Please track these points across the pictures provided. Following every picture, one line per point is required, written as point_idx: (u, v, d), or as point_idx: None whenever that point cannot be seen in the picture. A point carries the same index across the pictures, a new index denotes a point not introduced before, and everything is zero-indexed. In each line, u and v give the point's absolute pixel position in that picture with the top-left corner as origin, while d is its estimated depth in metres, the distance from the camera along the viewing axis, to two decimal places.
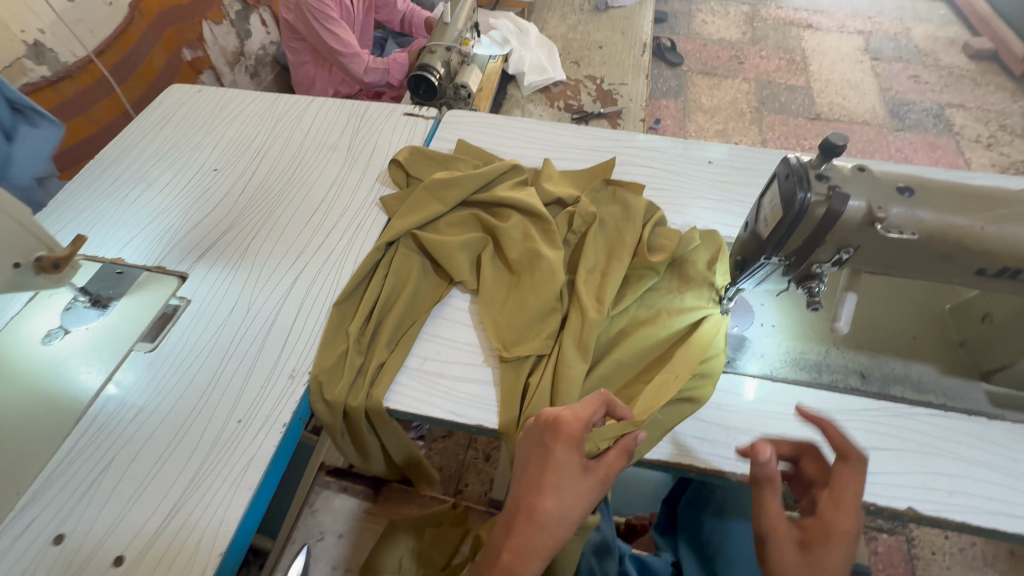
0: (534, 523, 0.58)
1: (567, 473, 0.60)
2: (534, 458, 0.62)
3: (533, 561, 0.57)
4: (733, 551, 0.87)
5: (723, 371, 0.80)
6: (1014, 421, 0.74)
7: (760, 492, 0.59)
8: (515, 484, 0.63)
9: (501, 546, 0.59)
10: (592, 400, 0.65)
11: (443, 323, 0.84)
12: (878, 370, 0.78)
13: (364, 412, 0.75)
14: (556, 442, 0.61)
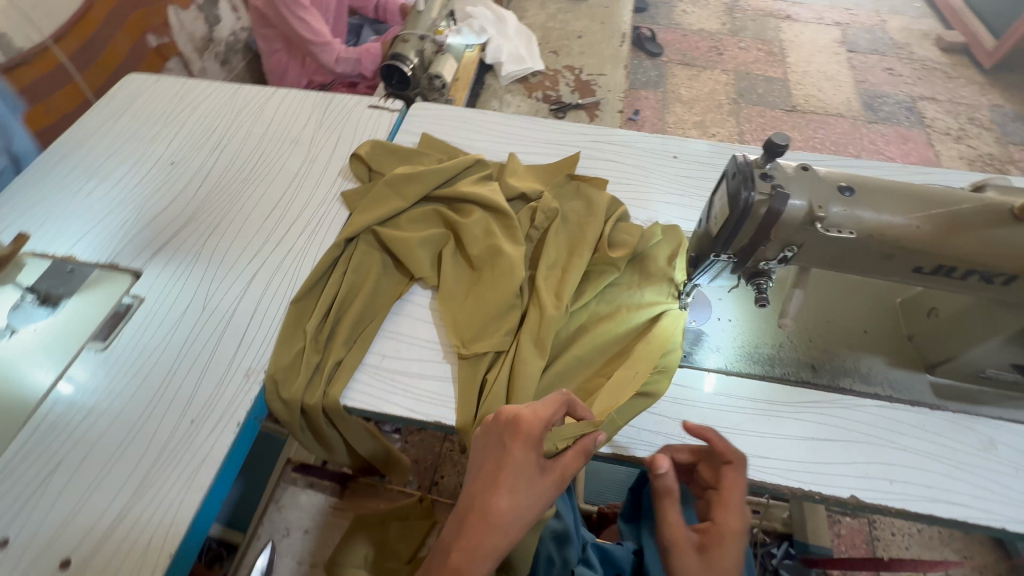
0: (487, 523, 0.58)
1: (523, 473, 0.60)
2: (491, 456, 0.61)
3: (482, 561, 0.57)
4: None
5: (681, 365, 0.81)
6: (956, 411, 0.77)
7: (662, 503, 0.65)
8: (469, 482, 0.62)
9: (451, 545, 0.58)
10: (554, 399, 0.65)
11: (404, 320, 0.84)
12: (829, 363, 0.80)
13: (322, 411, 0.75)
14: (515, 442, 0.60)
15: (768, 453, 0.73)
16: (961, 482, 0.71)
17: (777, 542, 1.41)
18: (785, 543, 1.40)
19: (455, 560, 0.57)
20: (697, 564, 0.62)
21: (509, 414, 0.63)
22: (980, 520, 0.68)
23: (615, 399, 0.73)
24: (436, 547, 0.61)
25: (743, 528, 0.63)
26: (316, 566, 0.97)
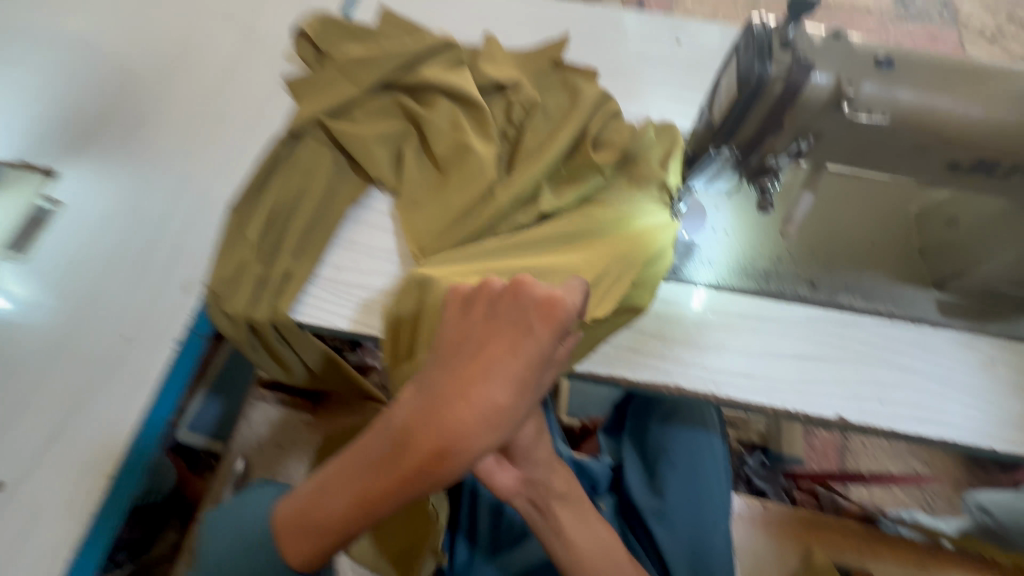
0: (485, 417, 0.45)
1: (538, 364, 0.48)
2: (498, 335, 0.49)
3: (462, 458, 0.46)
4: (678, 454, 0.85)
5: (670, 282, 0.74)
6: (960, 329, 0.71)
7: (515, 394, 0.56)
8: (459, 361, 0.48)
9: (426, 434, 0.46)
10: (580, 290, 0.54)
11: (361, 230, 0.75)
12: (830, 279, 0.73)
13: (272, 328, 0.69)
14: (542, 327, 0.48)
15: (753, 371, 0.69)
16: (952, 402, 0.67)
17: (751, 451, 1.44)
18: (759, 452, 1.43)
19: (433, 453, 0.45)
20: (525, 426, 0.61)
21: (536, 294, 0.50)
22: (966, 441, 0.65)
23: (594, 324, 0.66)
24: (390, 428, 0.48)
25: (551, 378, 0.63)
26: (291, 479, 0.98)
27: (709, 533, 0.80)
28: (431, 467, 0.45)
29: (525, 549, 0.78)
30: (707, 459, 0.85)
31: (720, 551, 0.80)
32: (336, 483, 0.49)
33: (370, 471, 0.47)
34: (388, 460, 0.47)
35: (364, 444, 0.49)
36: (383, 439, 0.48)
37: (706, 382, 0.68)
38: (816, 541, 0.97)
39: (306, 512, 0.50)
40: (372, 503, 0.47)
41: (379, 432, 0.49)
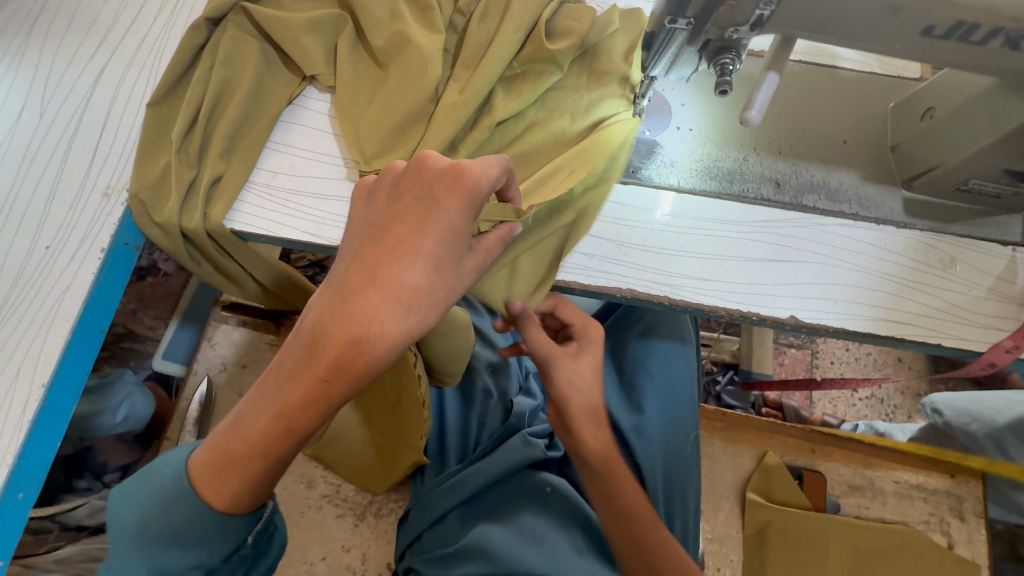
0: (398, 298, 0.41)
1: (456, 241, 0.43)
2: (406, 214, 0.43)
3: (376, 358, 0.41)
4: (655, 366, 0.84)
5: (632, 184, 0.70)
6: (923, 229, 0.69)
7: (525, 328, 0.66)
8: (364, 250, 0.43)
9: (333, 336, 0.41)
10: (501, 161, 0.45)
11: (298, 129, 0.69)
12: (796, 179, 0.71)
13: (207, 236, 0.64)
14: (449, 200, 0.43)
15: (710, 274, 0.67)
16: (908, 300, 0.66)
17: (723, 369, 1.49)
18: (730, 371, 1.48)
19: (342, 350, 0.40)
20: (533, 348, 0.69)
21: (440, 166, 0.44)
22: (918, 336, 0.65)
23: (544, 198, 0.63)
24: (299, 336, 0.43)
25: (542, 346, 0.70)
26: None
27: (683, 442, 0.83)
28: (342, 365, 0.40)
29: (498, 454, 0.76)
30: (683, 373, 0.84)
31: (692, 459, 0.83)
32: (251, 406, 0.44)
33: (282, 388, 0.42)
34: (296, 368, 0.42)
35: (275, 361, 0.44)
36: (293, 352, 0.43)
37: (662, 285, 0.66)
38: (770, 444, 1.01)
39: (228, 444, 0.44)
40: (290, 419, 0.42)
41: (290, 345, 0.44)
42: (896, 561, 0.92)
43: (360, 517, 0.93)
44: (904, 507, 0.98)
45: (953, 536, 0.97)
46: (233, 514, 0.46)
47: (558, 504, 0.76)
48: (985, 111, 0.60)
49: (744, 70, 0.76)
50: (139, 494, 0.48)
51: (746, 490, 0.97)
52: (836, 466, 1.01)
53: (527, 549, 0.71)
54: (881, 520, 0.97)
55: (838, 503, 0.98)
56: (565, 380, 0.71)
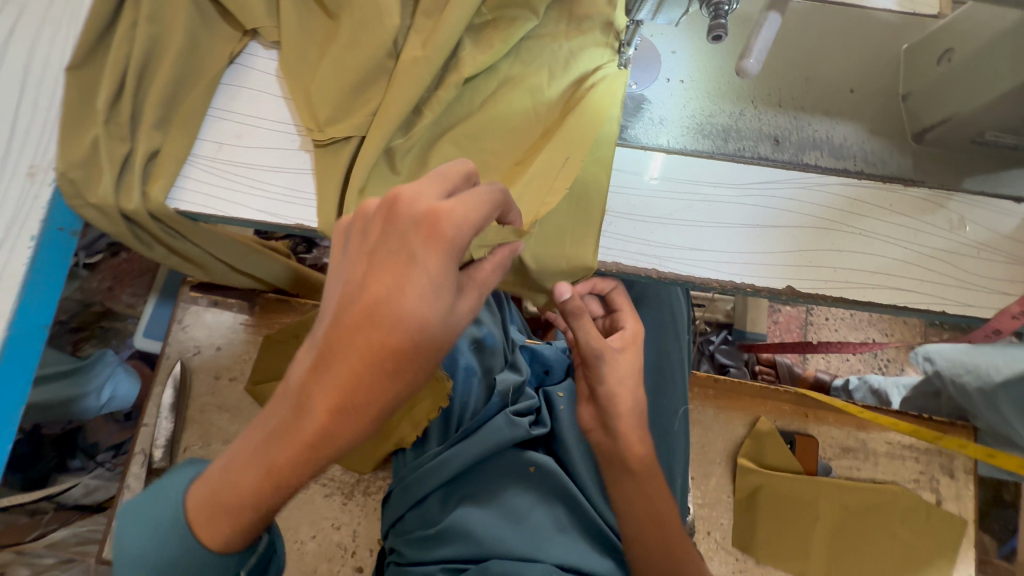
0: (380, 365, 0.38)
1: (438, 296, 0.38)
2: (383, 268, 0.38)
3: (364, 422, 0.39)
4: None
5: (621, 146, 0.64)
6: (933, 186, 0.64)
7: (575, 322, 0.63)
8: (341, 306, 0.39)
9: (317, 401, 0.39)
10: (491, 197, 0.40)
11: (245, 94, 0.62)
12: (796, 135, 0.66)
13: (151, 218, 0.58)
14: (427, 252, 0.38)
15: (702, 244, 0.62)
16: (913, 267, 0.61)
17: (716, 329, 1.46)
18: (724, 331, 1.46)
19: (328, 417, 0.38)
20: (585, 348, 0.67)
21: (418, 210, 0.38)
22: (921, 304, 0.60)
23: (534, 190, 0.56)
24: (286, 393, 0.41)
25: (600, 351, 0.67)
26: (236, 378, 0.95)
27: (669, 416, 0.81)
28: (329, 431, 0.39)
29: (481, 434, 0.75)
30: (672, 347, 0.82)
31: (679, 430, 0.81)
32: (241, 461, 0.43)
33: (270, 445, 0.41)
34: (285, 429, 0.40)
35: (266, 413, 0.43)
36: (280, 409, 0.41)
37: (649, 257, 0.61)
38: (763, 409, 1.00)
39: (218, 492, 0.43)
40: (280, 475, 0.41)
41: (279, 399, 0.42)
42: (882, 519, 0.93)
43: (348, 495, 0.92)
44: (895, 467, 0.98)
45: (941, 493, 0.97)
46: (231, 555, 0.46)
47: (541, 482, 0.76)
48: (1012, 53, 0.53)
49: (741, 11, 0.69)
50: (130, 529, 0.45)
51: (738, 455, 0.97)
52: (828, 429, 1.00)
53: (506, 528, 0.71)
54: (871, 480, 0.97)
55: (830, 465, 0.98)
56: (614, 376, 0.70)
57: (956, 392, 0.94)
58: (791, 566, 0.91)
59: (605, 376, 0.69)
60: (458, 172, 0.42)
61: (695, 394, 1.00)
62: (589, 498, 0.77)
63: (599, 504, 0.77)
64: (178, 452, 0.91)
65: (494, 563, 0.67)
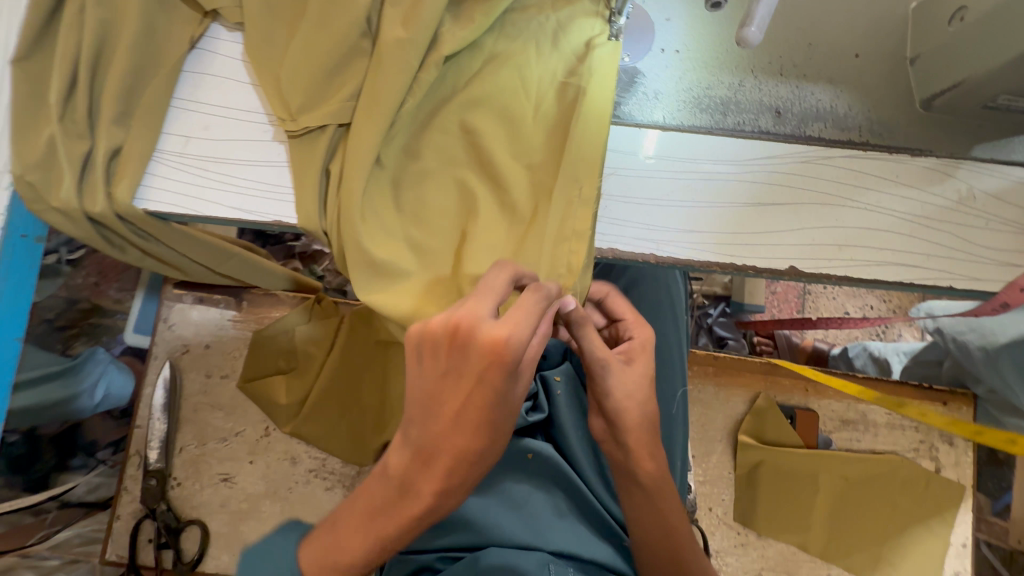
0: (468, 461, 0.48)
1: (505, 402, 0.47)
2: (458, 385, 0.47)
3: (456, 495, 0.50)
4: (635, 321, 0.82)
5: (615, 124, 0.60)
6: (942, 155, 0.61)
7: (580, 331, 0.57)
8: (431, 415, 0.48)
9: (419, 489, 0.49)
10: (535, 310, 0.46)
11: (210, 82, 0.58)
12: (799, 106, 0.62)
13: (119, 219, 0.55)
14: (493, 372, 0.45)
15: (700, 226, 0.59)
16: (919, 242, 0.59)
17: (714, 302, 1.44)
18: (722, 303, 1.44)
19: (430, 501, 0.49)
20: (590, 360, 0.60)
21: (482, 337, 0.45)
22: (928, 280, 0.59)
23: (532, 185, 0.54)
24: (388, 481, 0.51)
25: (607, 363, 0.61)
26: (228, 376, 0.94)
27: (668, 399, 0.81)
28: (431, 510, 0.50)
29: None
30: (670, 330, 0.81)
31: (679, 413, 0.81)
32: (348, 534, 0.52)
33: (380, 522, 0.51)
34: (392, 508, 0.51)
35: (368, 493, 0.53)
36: (384, 493, 0.51)
37: (646, 241, 0.59)
38: (764, 385, 0.99)
39: (328, 560, 0.52)
40: (391, 543, 0.52)
41: (379, 485, 0.52)
42: (880, 488, 0.94)
43: (349, 488, 0.91)
44: (895, 437, 0.98)
45: (940, 461, 0.97)
46: None
47: (541, 468, 0.75)
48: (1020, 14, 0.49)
49: None
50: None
51: (739, 432, 0.96)
52: (828, 402, 0.99)
53: (505, 516, 0.71)
54: (871, 451, 0.98)
55: (830, 438, 0.98)
56: (621, 390, 0.62)
57: (959, 354, 0.93)
58: (791, 537, 0.93)
59: (611, 390, 0.62)
60: (502, 279, 0.48)
61: (694, 372, 0.99)
62: (588, 484, 0.76)
63: (597, 487, 0.77)
64: (174, 453, 0.91)
65: (486, 554, 0.66)
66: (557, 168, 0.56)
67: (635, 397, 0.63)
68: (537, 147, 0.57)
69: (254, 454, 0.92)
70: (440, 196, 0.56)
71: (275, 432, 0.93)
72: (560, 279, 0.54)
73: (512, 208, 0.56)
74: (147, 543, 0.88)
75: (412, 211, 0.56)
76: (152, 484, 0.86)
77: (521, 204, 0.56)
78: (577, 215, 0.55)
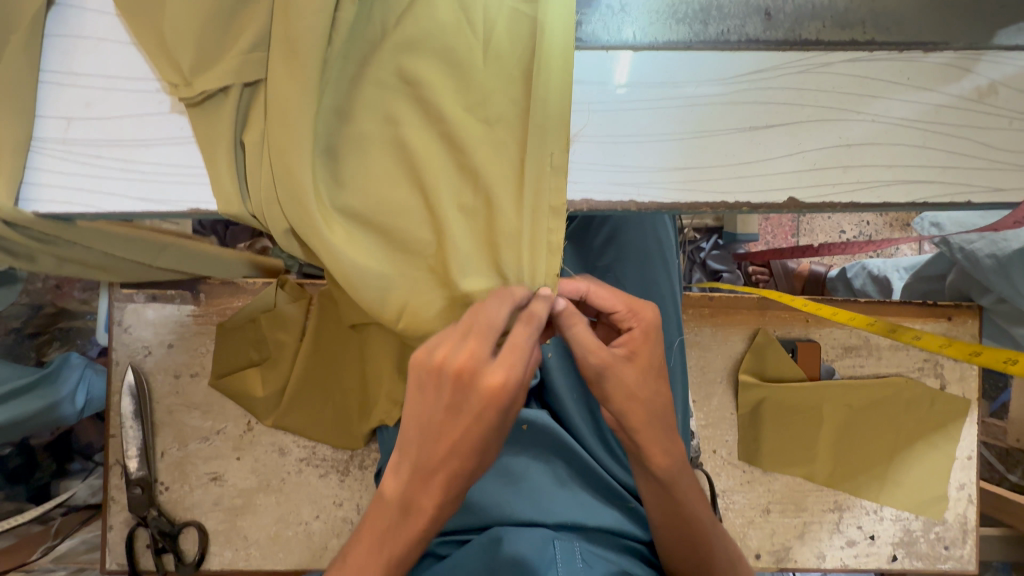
0: (465, 480, 0.49)
1: (498, 432, 0.48)
2: (454, 419, 0.47)
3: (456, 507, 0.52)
4: (625, 272, 0.76)
5: (579, 50, 0.51)
6: (961, 48, 0.52)
7: (574, 334, 0.51)
8: (427, 445, 0.48)
9: (423, 510, 0.50)
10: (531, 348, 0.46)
11: (84, 46, 0.48)
12: (791, 4, 0.53)
13: (7, 227, 0.47)
14: (492, 409, 0.46)
15: (686, 162, 0.51)
16: (933, 154, 0.52)
17: (706, 235, 1.39)
18: (714, 236, 1.38)
19: (432, 519, 0.50)
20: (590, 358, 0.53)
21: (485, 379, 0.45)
22: (943, 197, 0.52)
23: (499, 142, 0.48)
24: (387, 503, 0.52)
25: (605, 362, 0.53)
26: (199, 375, 0.88)
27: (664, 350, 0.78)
28: (434, 523, 0.51)
29: None
30: (660, 277, 0.76)
31: (676, 365, 0.79)
32: (356, 556, 0.53)
33: (386, 544, 0.52)
34: (394, 531, 0.51)
35: (374, 515, 0.53)
36: (386, 515, 0.52)
37: (625, 186, 0.51)
38: (763, 320, 0.94)
39: None
40: (401, 561, 0.53)
41: (379, 508, 0.53)
42: (885, 413, 0.92)
43: (343, 472, 0.88)
44: (899, 359, 0.95)
45: (946, 377, 0.94)
46: None
47: (534, 438, 0.72)
48: None
49: None
50: None
51: (739, 371, 0.93)
52: (829, 331, 0.95)
53: (505, 493, 0.69)
54: (875, 375, 0.95)
55: (833, 367, 0.95)
56: (620, 390, 0.56)
57: (967, 264, 0.87)
58: (796, 469, 0.92)
59: (606, 384, 0.56)
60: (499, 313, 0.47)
61: (690, 316, 0.94)
62: (588, 450, 0.74)
63: (598, 453, 0.74)
64: (156, 458, 0.87)
65: (489, 534, 0.65)
66: (515, 113, 0.48)
67: (637, 395, 0.57)
68: (488, 87, 0.48)
69: (239, 450, 0.88)
70: (382, 160, 0.48)
71: (258, 426, 0.88)
72: (531, 256, 0.47)
73: (468, 165, 0.47)
74: (146, 549, 0.87)
75: (353, 180, 0.47)
76: (137, 492, 0.82)
77: (478, 158, 0.47)
78: (541, 165, 0.47)
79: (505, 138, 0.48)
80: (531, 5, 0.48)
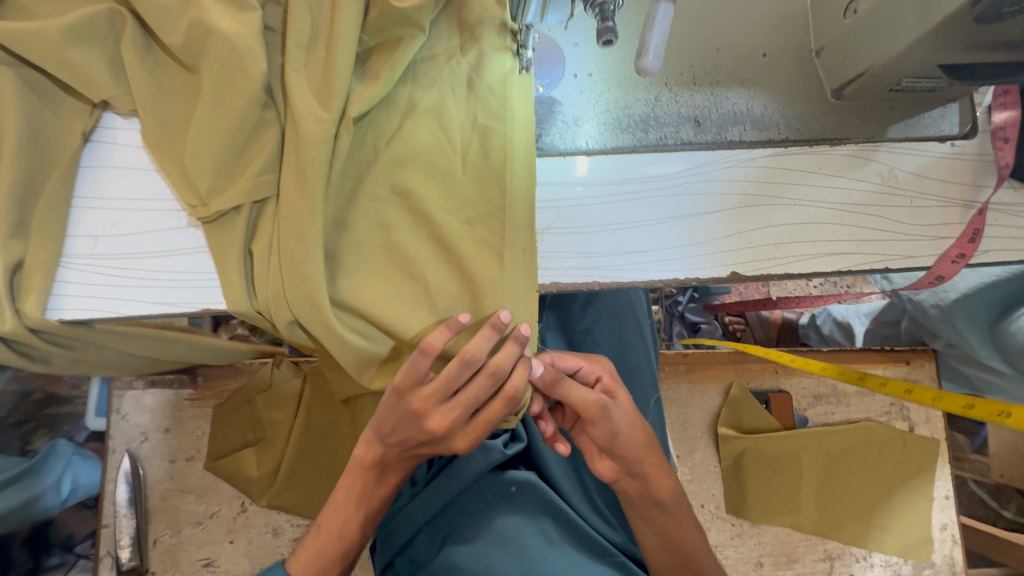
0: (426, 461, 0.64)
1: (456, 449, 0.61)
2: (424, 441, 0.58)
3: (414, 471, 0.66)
4: (601, 334, 0.83)
5: (542, 156, 0.60)
6: (859, 140, 0.62)
7: (563, 384, 0.61)
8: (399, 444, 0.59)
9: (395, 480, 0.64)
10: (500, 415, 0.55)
11: (112, 175, 0.55)
12: (715, 113, 0.62)
13: (32, 335, 0.52)
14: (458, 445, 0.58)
15: (641, 246, 0.59)
16: (851, 230, 0.60)
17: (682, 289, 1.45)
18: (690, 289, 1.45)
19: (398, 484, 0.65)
20: (586, 399, 0.62)
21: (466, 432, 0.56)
22: (863, 264, 0.60)
23: (479, 238, 0.54)
24: (363, 467, 0.63)
25: (601, 402, 0.63)
26: (193, 458, 0.90)
27: (645, 408, 0.83)
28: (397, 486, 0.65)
29: (461, 467, 0.73)
30: (635, 337, 0.82)
31: (655, 422, 0.84)
32: (331, 514, 0.65)
33: (362, 505, 0.64)
34: (366, 495, 0.64)
35: (351, 480, 0.64)
36: (359, 483, 0.64)
37: (589, 269, 0.58)
38: (736, 374, 1.00)
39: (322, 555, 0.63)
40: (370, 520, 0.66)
41: (356, 470, 0.64)
42: (862, 456, 0.96)
43: None
44: (867, 404, 1.00)
45: (913, 420, 0.99)
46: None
47: (525, 499, 0.75)
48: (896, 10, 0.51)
49: None
50: None
51: (717, 425, 0.98)
52: (799, 380, 1.01)
53: (497, 557, 0.70)
54: (847, 421, 1.00)
55: (806, 416, 0.99)
56: (618, 427, 0.64)
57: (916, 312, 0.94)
58: (784, 519, 0.95)
59: None
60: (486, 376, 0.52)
61: (667, 372, 1.00)
62: (577, 510, 0.78)
63: (586, 511, 0.78)
64: (149, 546, 0.87)
65: None
66: (487, 212, 0.55)
67: (621, 432, 0.65)
68: (465, 192, 0.56)
69: (233, 533, 0.88)
70: (374, 259, 0.54)
71: (252, 506, 0.89)
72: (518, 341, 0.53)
73: (451, 260, 0.54)
74: None
75: (349, 278, 0.53)
76: None
77: (459, 252, 0.54)
78: (514, 257, 0.54)
79: (482, 235, 0.54)
80: (501, 123, 0.57)
